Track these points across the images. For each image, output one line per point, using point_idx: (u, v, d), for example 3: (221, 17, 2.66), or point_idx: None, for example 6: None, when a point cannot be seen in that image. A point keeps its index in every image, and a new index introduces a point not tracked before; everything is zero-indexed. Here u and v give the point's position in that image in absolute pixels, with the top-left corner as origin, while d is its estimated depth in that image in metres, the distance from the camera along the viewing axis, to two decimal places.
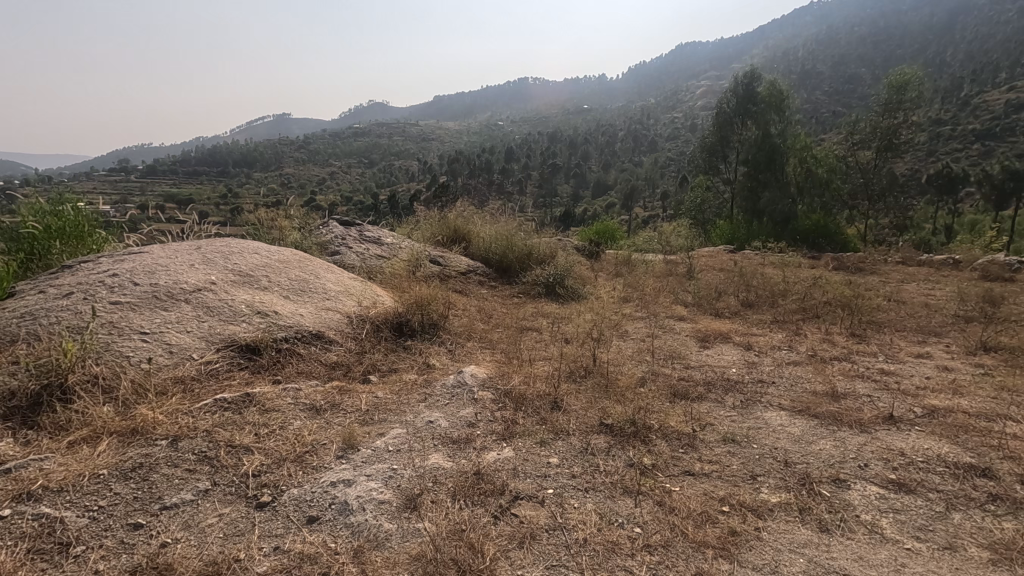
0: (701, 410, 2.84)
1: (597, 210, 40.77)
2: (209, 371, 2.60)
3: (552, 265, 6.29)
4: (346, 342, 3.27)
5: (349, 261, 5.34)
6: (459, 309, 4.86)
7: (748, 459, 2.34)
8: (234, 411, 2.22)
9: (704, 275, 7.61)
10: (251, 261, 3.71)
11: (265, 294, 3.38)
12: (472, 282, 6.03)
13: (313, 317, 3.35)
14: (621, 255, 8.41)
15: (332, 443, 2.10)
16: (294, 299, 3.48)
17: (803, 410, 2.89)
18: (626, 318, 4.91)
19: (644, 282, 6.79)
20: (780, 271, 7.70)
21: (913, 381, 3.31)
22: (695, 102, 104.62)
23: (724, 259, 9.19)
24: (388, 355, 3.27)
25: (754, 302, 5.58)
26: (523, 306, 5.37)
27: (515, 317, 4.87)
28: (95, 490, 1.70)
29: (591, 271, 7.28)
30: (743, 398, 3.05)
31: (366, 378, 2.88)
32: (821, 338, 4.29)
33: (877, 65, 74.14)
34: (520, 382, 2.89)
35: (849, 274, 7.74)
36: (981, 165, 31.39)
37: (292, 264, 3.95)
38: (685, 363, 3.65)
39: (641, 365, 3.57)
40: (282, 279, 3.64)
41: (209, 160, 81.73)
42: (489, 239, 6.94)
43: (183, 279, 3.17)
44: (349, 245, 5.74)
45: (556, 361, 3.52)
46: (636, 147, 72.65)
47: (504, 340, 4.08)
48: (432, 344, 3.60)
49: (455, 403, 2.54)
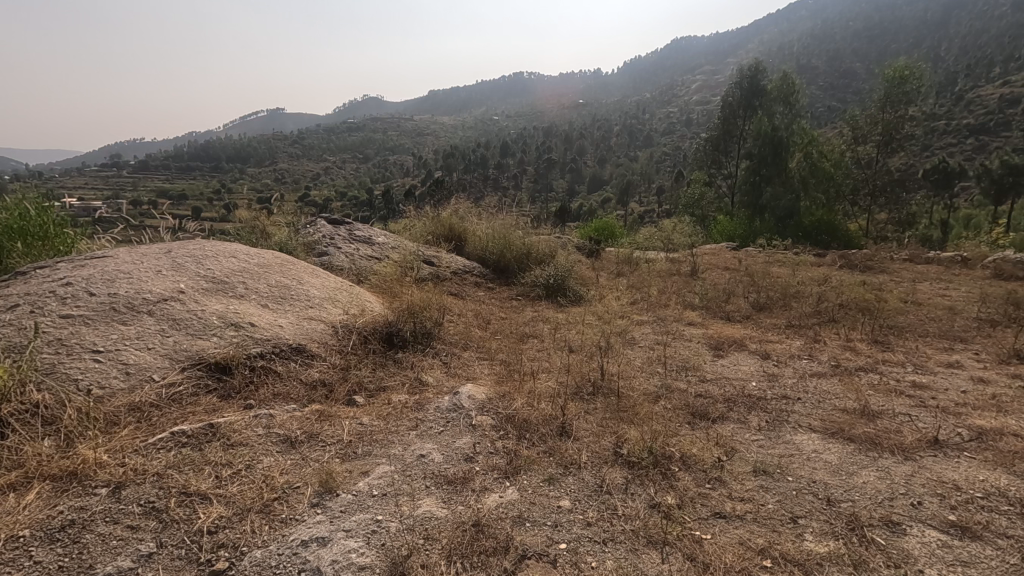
0: (724, 434, 2.55)
1: (591, 205, 40.48)
2: (170, 395, 2.29)
3: (551, 265, 6.00)
4: (329, 357, 2.95)
5: (337, 262, 5.02)
6: (455, 314, 4.55)
7: (785, 496, 2.04)
8: (194, 447, 1.91)
9: (709, 274, 7.34)
10: (227, 266, 3.38)
11: (240, 303, 3.06)
12: (468, 284, 5.74)
13: (293, 329, 3.04)
14: (621, 253, 8.10)
15: (306, 487, 1.79)
16: (273, 308, 3.17)
17: (836, 432, 2.60)
18: (631, 323, 4.61)
19: (648, 282, 6.51)
20: (787, 270, 7.42)
21: (950, 396, 3.04)
22: (689, 97, 104.40)
23: (727, 257, 8.94)
24: (377, 370, 2.96)
25: (765, 304, 5.31)
26: (522, 310, 5.07)
27: (514, 322, 4.58)
28: (11, 558, 1.39)
29: (592, 271, 6.98)
30: (769, 418, 2.76)
31: (351, 400, 2.58)
32: (842, 346, 4.00)
33: (871, 61, 74.17)
34: (523, 403, 2.59)
35: (859, 273, 7.46)
36: (976, 161, 31.33)
37: (273, 268, 3.63)
38: (700, 376, 3.37)
39: (653, 378, 3.29)
40: (261, 286, 3.33)
41: (200, 155, 80.89)
42: (486, 238, 6.63)
43: (146, 287, 2.84)
44: (338, 245, 5.43)
45: (560, 375, 3.23)
46: (631, 141, 72.27)
47: (503, 350, 3.78)
48: (425, 357, 3.29)
49: (449, 432, 2.23)
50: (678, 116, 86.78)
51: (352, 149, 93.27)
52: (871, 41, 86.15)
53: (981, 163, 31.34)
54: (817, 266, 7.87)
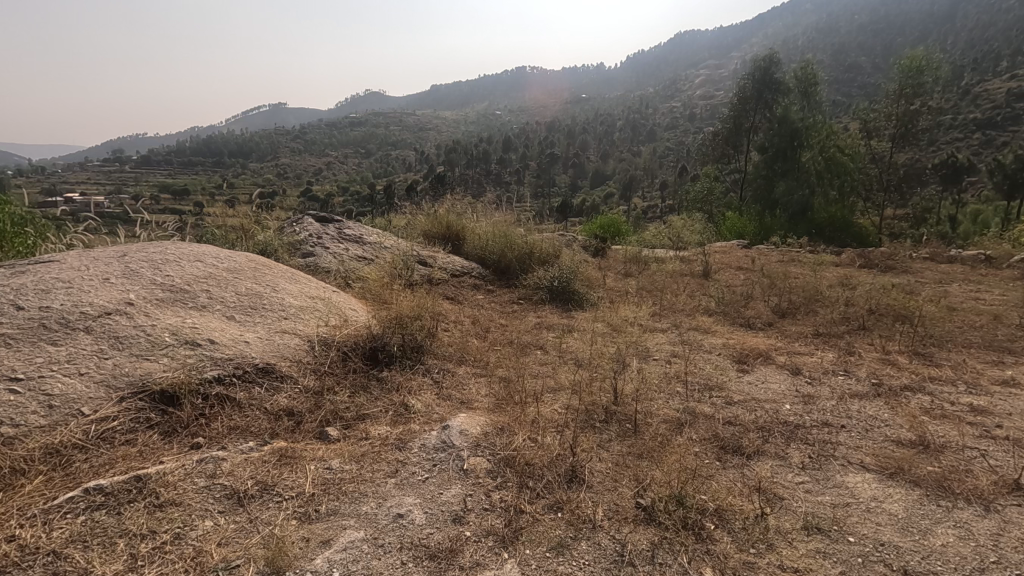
0: (763, 475, 2.15)
1: (593, 201, 39.97)
2: (100, 435, 1.90)
3: (556, 265, 5.60)
4: (300, 379, 2.56)
5: (324, 264, 4.62)
6: (450, 322, 4.15)
7: (850, 567, 1.64)
8: (112, 512, 1.52)
9: (722, 274, 6.94)
10: (190, 271, 2.98)
11: (200, 315, 2.66)
12: (465, 286, 5.36)
13: (262, 346, 2.65)
14: (629, 251, 7.69)
15: (247, 567, 1.40)
16: (240, 321, 2.78)
17: (896, 473, 2.19)
18: (644, 332, 4.21)
19: (659, 283, 6.11)
20: (804, 270, 7.01)
21: (1018, 424, 2.63)
22: (692, 92, 103.56)
23: (739, 255, 8.54)
24: (357, 394, 2.57)
25: (787, 309, 4.90)
26: (524, 316, 4.67)
27: (515, 331, 4.19)
28: None
29: (599, 272, 6.56)
30: (813, 453, 2.35)
31: (323, 435, 2.19)
32: (880, 360, 3.59)
33: (876, 55, 73.40)
34: (525, 438, 2.19)
35: (880, 273, 7.04)
36: (984, 157, 30.77)
37: (246, 274, 3.24)
38: (726, 397, 2.98)
39: (672, 400, 2.89)
40: (230, 295, 2.94)
41: (202, 150, 80.67)
42: (485, 236, 6.22)
43: (87, 298, 2.45)
44: (325, 244, 5.04)
45: (567, 398, 2.83)
46: (634, 135, 71.70)
47: (504, 365, 3.39)
48: (414, 377, 2.90)
49: (435, 480, 1.84)
50: (680, 111, 86.06)
51: (355, 144, 92.80)
52: (876, 35, 85.16)
53: (989, 159, 30.77)
54: (835, 265, 7.46)
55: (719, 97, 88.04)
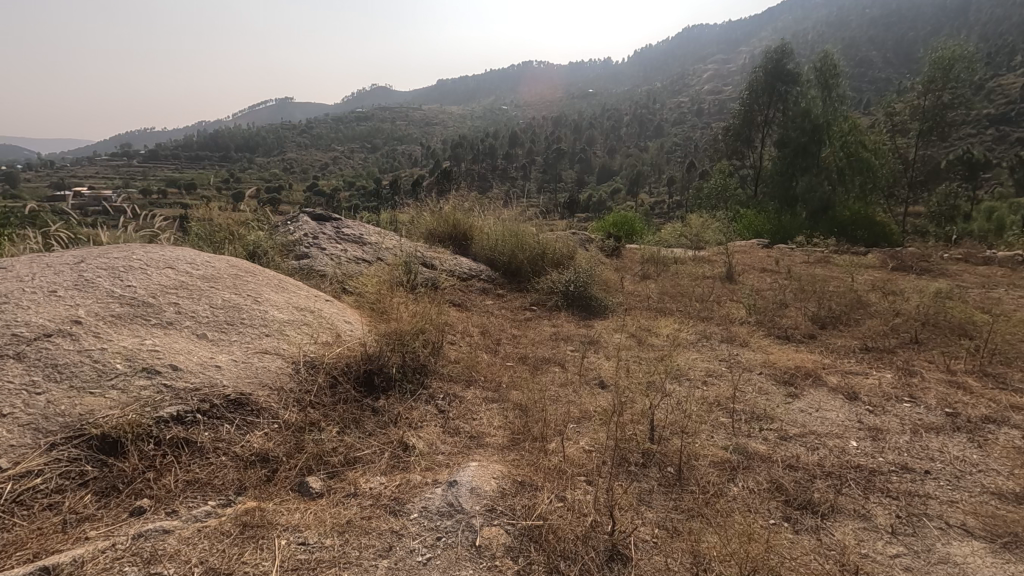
0: (847, 546, 1.73)
1: (601, 196, 39.40)
2: (16, 499, 1.50)
3: (570, 268, 5.17)
4: (280, 412, 2.15)
5: (319, 268, 4.22)
6: (457, 334, 3.75)
7: None
8: None
9: (747, 276, 6.51)
10: (157, 280, 2.58)
11: (163, 334, 2.26)
12: (473, 291, 4.95)
13: (236, 372, 2.25)
14: (645, 251, 7.25)
15: None
16: (212, 340, 2.38)
17: (1015, 544, 1.75)
18: (673, 347, 3.79)
19: (681, 287, 5.68)
20: (834, 274, 6.55)
21: None
22: (699, 87, 102.56)
23: (761, 255, 8.09)
24: (347, 430, 2.17)
25: (827, 318, 4.46)
26: (538, 325, 4.25)
27: (530, 343, 3.79)
28: None
29: (616, 274, 6.13)
30: (901, 512, 1.92)
31: (302, 489, 1.79)
32: (946, 383, 3.14)
33: (888, 50, 72.23)
34: (550, 496, 1.78)
35: (916, 276, 6.56)
36: (1000, 155, 30.01)
37: (225, 283, 2.83)
38: (779, 429, 2.56)
39: (717, 435, 2.47)
40: (203, 308, 2.54)
41: (209, 144, 80.76)
42: (495, 235, 5.80)
43: (23, 318, 2.05)
44: (321, 245, 4.63)
45: (595, 433, 2.42)
46: (641, 131, 70.94)
47: (519, 387, 2.99)
48: (415, 406, 2.49)
49: (440, 564, 1.43)
50: (687, 107, 85.12)
51: (362, 138, 92.48)
52: (888, 29, 83.76)
53: (1005, 156, 29.95)
54: (864, 266, 6.98)
55: (726, 91, 86.98)
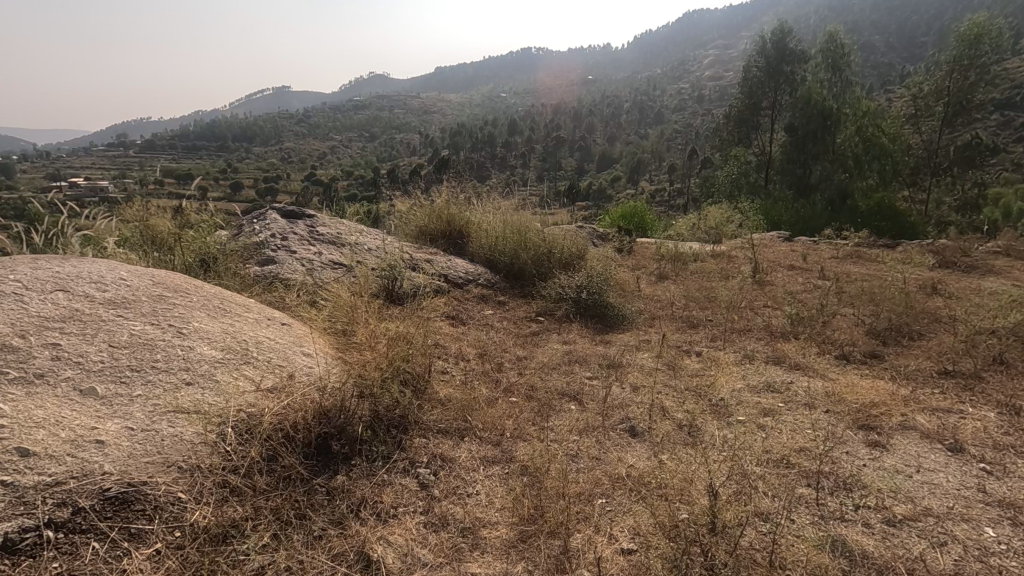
0: None
1: (603, 184, 38.60)
2: None
3: (582, 270, 4.49)
4: (189, 509, 1.49)
5: (286, 276, 3.56)
6: (451, 359, 3.10)
7: None
8: None
9: (775, 275, 5.85)
10: (38, 311, 1.92)
11: (22, 396, 1.60)
12: (472, 299, 4.30)
13: (125, 448, 1.57)
14: (661, 247, 6.56)
15: None
16: (102, 398, 1.71)
17: None
18: (712, 374, 3.12)
19: (707, 290, 5.02)
20: (871, 274, 5.85)
21: None
22: (698, 73, 101.16)
23: (785, 250, 7.42)
24: (285, 539, 1.51)
25: (886, 330, 3.79)
26: (546, 343, 3.58)
27: (539, 367, 3.14)
28: None
29: (631, 275, 5.45)
30: None
31: None
32: None
33: (890, 33, 70.96)
34: None
35: (965, 275, 5.84)
36: (1008, 142, 29.12)
37: (139, 308, 2.15)
38: (879, 507, 1.89)
39: (800, 519, 1.81)
40: (96, 349, 1.86)
41: (207, 134, 79.96)
42: (494, 232, 5.10)
43: None
44: (290, 245, 3.97)
45: (632, 523, 1.76)
46: (642, 118, 69.75)
47: (527, 437, 2.33)
48: (388, 483, 1.84)
49: None
50: (687, 93, 83.79)
51: (360, 127, 91.31)
52: (890, 12, 82.24)
53: (1012, 141, 29.15)
54: (904, 263, 6.28)
55: (726, 78, 85.69)
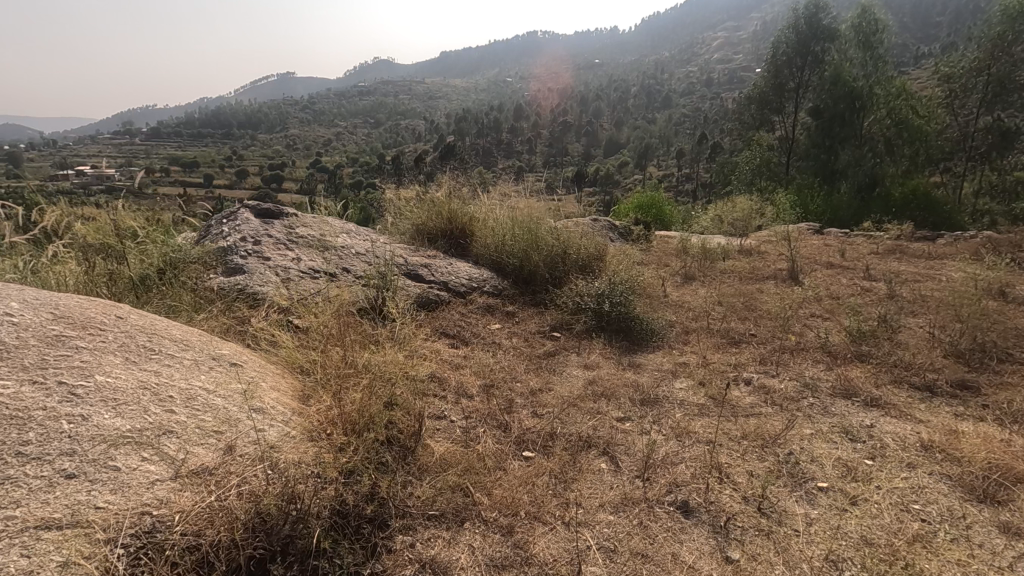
0: None
1: (610, 170, 37.64)
2: None
3: (603, 276, 3.87)
4: None
5: (252, 289, 2.98)
6: (450, 397, 2.52)
7: None
8: None
9: (816, 275, 5.21)
10: None
11: None
12: (475, 310, 3.72)
13: None
14: (685, 243, 5.93)
15: None
16: None
17: None
18: (773, 413, 2.53)
19: (744, 296, 4.40)
20: (925, 274, 5.18)
21: None
22: (707, 56, 99.29)
23: (820, 244, 6.76)
24: None
25: (969, 352, 3.15)
26: (564, 370, 2.98)
27: (558, 405, 2.55)
28: None
29: (656, 278, 4.82)
30: None
31: None
32: None
33: (906, 13, 68.95)
34: None
35: None
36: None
37: (21, 359, 1.59)
38: None
39: None
40: None
41: (211, 121, 79.33)
42: (501, 230, 4.47)
43: None
44: (260, 250, 3.39)
45: None
46: (649, 102, 68.24)
47: (547, 521, 1.74)
48: None
49: None
50: (696, 77, 82.12)
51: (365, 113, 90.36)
52: None
53: None
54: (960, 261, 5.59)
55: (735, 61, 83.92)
